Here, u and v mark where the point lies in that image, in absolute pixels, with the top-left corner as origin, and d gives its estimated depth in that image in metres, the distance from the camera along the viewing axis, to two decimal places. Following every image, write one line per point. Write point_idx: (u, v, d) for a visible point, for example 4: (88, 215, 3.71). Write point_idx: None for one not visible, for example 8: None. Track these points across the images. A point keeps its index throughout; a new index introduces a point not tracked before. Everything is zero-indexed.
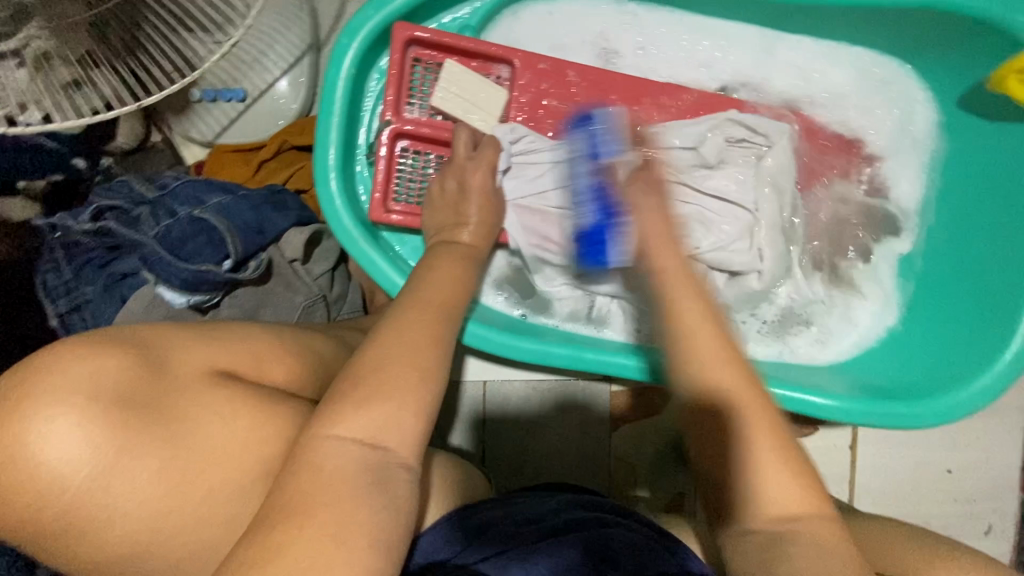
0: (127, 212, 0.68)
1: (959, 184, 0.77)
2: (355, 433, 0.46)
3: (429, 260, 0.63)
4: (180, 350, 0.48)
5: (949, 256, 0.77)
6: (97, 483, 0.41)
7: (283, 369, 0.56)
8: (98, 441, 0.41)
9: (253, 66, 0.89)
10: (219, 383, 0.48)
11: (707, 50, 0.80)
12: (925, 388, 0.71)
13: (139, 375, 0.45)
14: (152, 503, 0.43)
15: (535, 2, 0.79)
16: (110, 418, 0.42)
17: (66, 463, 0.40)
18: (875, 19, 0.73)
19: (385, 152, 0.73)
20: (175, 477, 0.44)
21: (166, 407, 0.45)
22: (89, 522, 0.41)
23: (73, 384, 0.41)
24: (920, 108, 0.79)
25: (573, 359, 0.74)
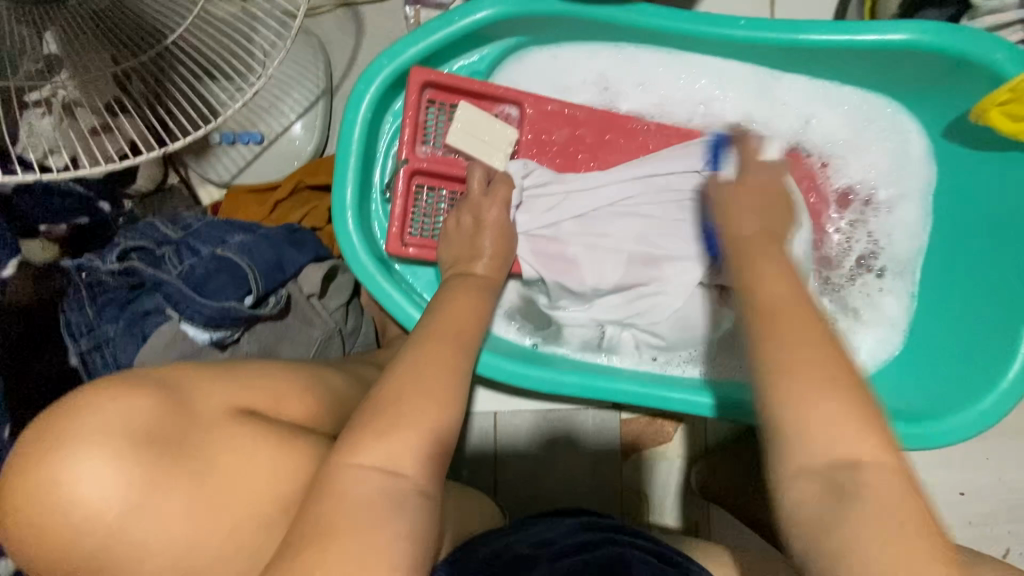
0: (152, 252, 0.70)
1: (945, 204, 0.81)
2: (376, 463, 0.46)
3: (446, 292, 0.65)
4: (205, 386, 0.49)
5: (946, 274, 0.80)
6: (130, 518, 0.41)
7: (301, 403, 0.56)
8: (129, 476, 0.41)
9: (270, 110, 0.93)
10: (243, 418, 0.49)
11: (703, 90, 0.84)
12: (945, 405, 0.72)
13: (168, 411, 0.45)
14: (182, 535, 0.44)
15: (538, 49, 0.83)
16: (140, 452, 0.42)
17: (100, 498, 0.40)
18: (862, 59, 0.77)
19: (402, 189, 0.76)
20: (202, 511, 0.45)
21: (192, 442, 0.45)
22: (115, 558, 0.41)
23: (104, 420, 0.42)
24: (907, 140, 0.82)
25: (584, 387, 0.76)
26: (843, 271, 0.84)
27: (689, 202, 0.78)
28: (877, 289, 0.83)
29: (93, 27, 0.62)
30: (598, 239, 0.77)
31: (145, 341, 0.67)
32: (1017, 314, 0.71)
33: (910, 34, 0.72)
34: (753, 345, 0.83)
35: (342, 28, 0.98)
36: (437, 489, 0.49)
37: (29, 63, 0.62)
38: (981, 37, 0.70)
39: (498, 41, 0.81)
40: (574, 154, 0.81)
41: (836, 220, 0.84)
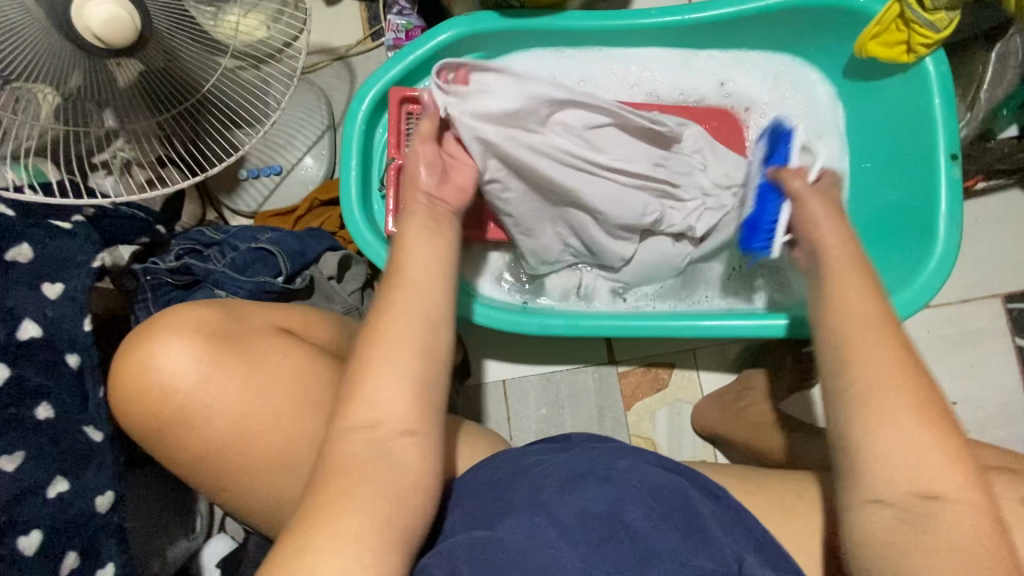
0: (201, 253, 0.87)
1: (855, 132, 0.94)
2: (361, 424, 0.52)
3: (416, 232, 0.62)
4: (257, 310, 0.64)
5: (869, 189, 0.93)
6: (199, 388, 0.56)
7: (326, 333, 0.69)
8: (200, 356, 0.56)
9: (285, 147, 1.12)
10: (283, 332, 0.63)
11: (635, 72, 1.01)
12: (893, 286, 0.82)
13: (227, 321, 0.60)
14: (239, 405, 0.57)
15: (495, 61, 1.01)
16: (207, 341, 0.57)
17: (178, 371, 0.55)
18: (761, 24, 0.93)
19: (393, 183, 0.92)
20: (252, 391, 0.57)
21: (244, 342, 0.59)
22: (192, 416, 0.56)
23: (184, 319, 0.58)
24: (813, 87, 0.97)
25: (571, 326, 0.90)
26: None
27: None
28: None
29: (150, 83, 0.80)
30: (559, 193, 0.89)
31: None
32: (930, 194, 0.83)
33: None
34: (710, 277, 0.98)
35: (338, 77, 1.19)
36: None
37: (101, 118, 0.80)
38: None
39: (461, 58, 0.99)
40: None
41: None
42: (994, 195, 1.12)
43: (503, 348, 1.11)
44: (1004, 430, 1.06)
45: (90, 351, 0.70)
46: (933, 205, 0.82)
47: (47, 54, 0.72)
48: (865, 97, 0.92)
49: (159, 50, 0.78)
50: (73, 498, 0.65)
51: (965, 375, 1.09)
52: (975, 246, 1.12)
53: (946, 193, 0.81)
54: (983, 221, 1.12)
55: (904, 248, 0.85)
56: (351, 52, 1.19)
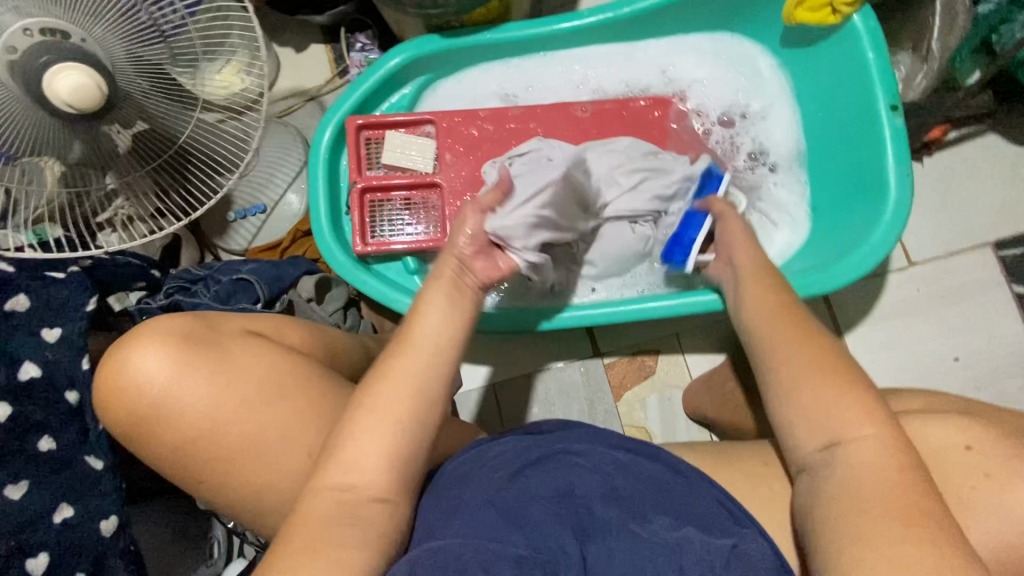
0: (189, 289, 0.94)
1: (808, 102, 0.95)
2: (331, 480, 0.56)
3: (433, 290, 0.66)
4: (228, 318, 0.69)
5: (824, 152, 0.93)
6: (173, 385, 0.61)
7: (296, 337, 0.73)
8: (175, 356, 0.61)
9: (267, 186, 1.20)
10: (252, 336, 0.67)
11: (579, 72, 1.05)
12: (844, 249, 0.84)
13: (200, 325, 0.66)
14: (209, 403, 0.61)
15: (446, 79, 1.07)
16: (182, 343, 0.62)
17: (155, 370, 0.60)
18: (691, 8, 0.96)
19: (357, 204, 0.97)
20: (224, 388, 0.62)
21: (217, 344, 0.64)
22: (169, 416, 0.61)
23: (163, 323, 0.63)
24: (757, 60, 0.99)
25: (541, 323, 0.93)
26: (749, 175, 0.96)
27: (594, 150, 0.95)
28: (774, 180, 0.96)
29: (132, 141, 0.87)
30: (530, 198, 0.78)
31: None
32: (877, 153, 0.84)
33: None
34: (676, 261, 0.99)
35: (312, 115, 1.27)
36: None
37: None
38: None
39: (414, 81, 1.05)
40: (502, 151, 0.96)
41: (720, 135, 0.99)
42: (968, 143, 1.09)
43: (488, 352, 1.14)
44: (1009, 384, 1.03)
45: (89, 386, 0.76)
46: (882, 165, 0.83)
47: (32, 126, 0.79)
48: (808, 63, 0.94)
49: (134, 110, 0.85)
50: (79, 522, 0.71)
51: (963, 330, 1.05)
52: (960, 198, 1.09)
53: (893, 145, 0.82)
54: (961, 170, 1.09)
55: (860, 206, 0.86)
56: (322, 92, 1.27)
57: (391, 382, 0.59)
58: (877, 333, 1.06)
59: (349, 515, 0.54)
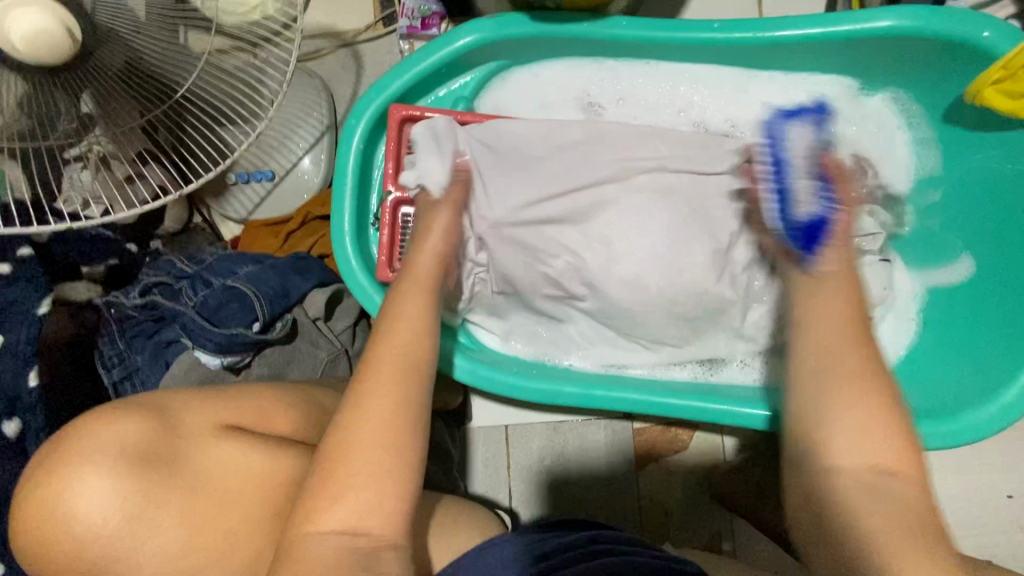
0: (171, 286, 0.77)
1: (962, 244, 0.77)
2: (337, 523, 0.48)
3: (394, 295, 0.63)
4: (191, 408, 0.56)
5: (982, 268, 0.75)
6: (125, 530, 0.48)
7: (286, 420, 0.63)
8: (121, 494, 0.48)
9: (279, 149, 1.00)
10: (228, 435, 0.56)
11: (683, 94, 0.84)
12: (957, 403, 0.70)
13: (155, 431, 0.52)
14: (181, 539, 0.50)
15: (520, 69, 0.85)
16: (131, 472, 0.49)
17: (95, 515, 0.47)
18: (838, 49, 0.77)
19: (389, 219, 0.80)
20: (198, 520, 0.52)
21: (178, 462, 0.52)
22: (121, 563, 0.48)
23: (98, 443, 0.49)
24: (906, 129, 0.80)
25: (583, 398, 0.77)
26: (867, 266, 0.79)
27: (697, 205, 0.75)
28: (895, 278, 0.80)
29: (124, 87, 0.68)
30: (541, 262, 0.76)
31: (168, 368, 0.74)
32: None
33: (898, 20, 0.71)
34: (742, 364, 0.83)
35: (343, 66, 1.05)
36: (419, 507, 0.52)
37: (65, 124, 0.67)
38: (956, 22, 0.70)
39: (480, 67, 0.84)
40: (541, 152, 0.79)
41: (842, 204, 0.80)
42: None
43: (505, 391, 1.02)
44: None
45: None
46: None
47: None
48: (981, 149, 0.76)
49: (118, 52, 0.65)
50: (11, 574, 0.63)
51: None
52: None
53: None
54: None
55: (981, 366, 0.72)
56: (359, 39, 1.03)
57: (364, 406, 0.52)
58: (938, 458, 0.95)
59: (364, 567, 0.47)
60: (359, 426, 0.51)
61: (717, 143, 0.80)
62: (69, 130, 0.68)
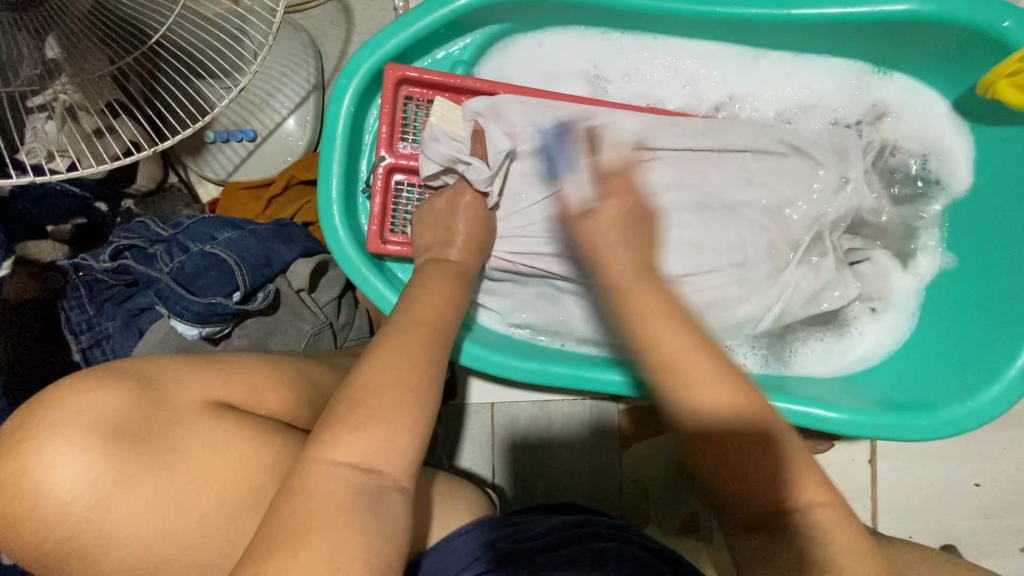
0: (145, 250, 0.72)
1: (952, 245, 0.78)
2: (354, 456, 0.47)
3: (419, 280, 0.65)
4: (179, 381, 0.53)
5: (977, 268, 0.75)
6: (98, 507, 0.45)
7: (276, 398, 0.59)
8: (99, 469, 0.45)
9: (262, 107, 0.94)
10: (216, 412, 0.53)
11: (690, 70, 0.81)
12: (940, 399, 0.71)
13: (140, 406, 0.49)
14: (150, 525, 0.47)
15: (522, 34, 0.81)
16: (109, 447, 0.46)
17: (68, 489, 0.44)
18: (851, 33, 0.75)
19: (381, 186, 0.76)
20: (172, 503, 0.48)
21: (161, 439, 0.49)
22: (94, 538, 0.46)
23: (78, 415, 0.46)
24: (913, 119, 0.79)
25: (575, 379, 0.76)
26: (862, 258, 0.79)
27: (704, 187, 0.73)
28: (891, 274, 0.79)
29: (93, 27, 0.63)
30: (541, 242, 0.76)
31: (142, 336, 0.71)
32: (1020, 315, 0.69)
33: (911, 4, 0.69)
34: None
35: (332, 21, 0.99)
36: (413, 483, 0.50)
37: (28, 68, 0.61)
38: (974, 7, 0.68)
39: (480, 30, 0.79)
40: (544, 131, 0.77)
41: None
42: None
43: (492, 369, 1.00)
44: (1017, 520, 0.97)
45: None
46: None
47: None
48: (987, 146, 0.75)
49: None
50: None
51: (997, 457, 0.97)
52: None
53: None
54: None
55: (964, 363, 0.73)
56: None
57: (370, 379, 0.50)
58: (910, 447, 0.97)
59: (372, 503, 0.46)
60: (372, 382, 0.50)
61: (721, 124, 0.78)
62: (31, 76, 0.62)
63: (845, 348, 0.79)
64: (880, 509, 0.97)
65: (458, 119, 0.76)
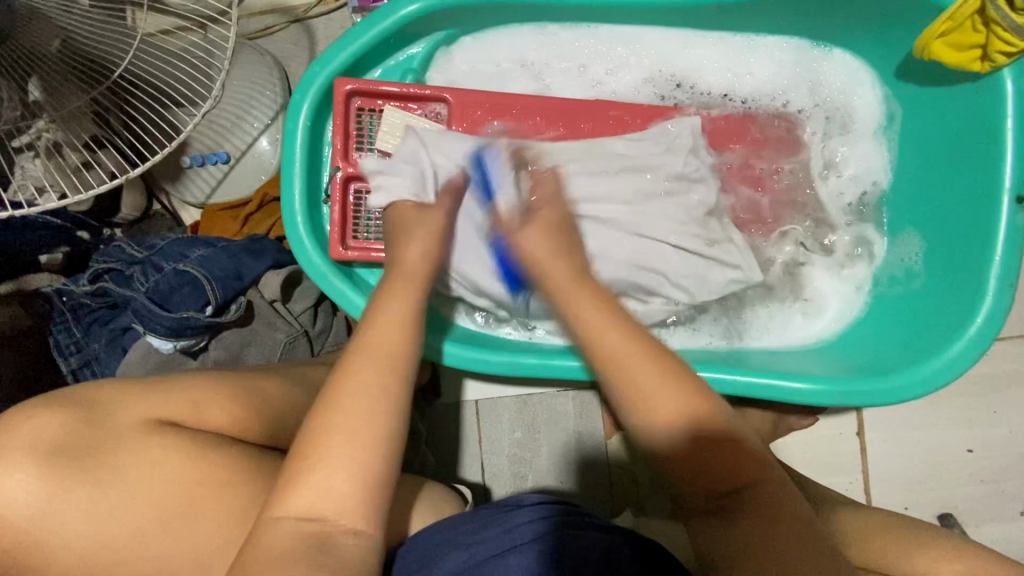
0: (123, 272, 0.77)
1: (896, 215, 0.79)
2: (302, 491, 0.49)
3: (383, 293, 0.62)
4: (123, 401, 0.56)
5: (926, 236, 0.76)
6: (44, 521, 0.50)
7: (233, 410, 0.62)
8: (42, 487, 0.50)
9: (233, 130, 0.98)
10: (157, 430, 0.56)
11: (630, 57, 0.83)
12: (898, 364, 0.70)
13: (79, 426, 0.53)
14: (90, 530, 0.51)
15: (466, 38, 0.84)
16: (47, 465, 0.51)
17: (18, 501, 0.49)
18: (782, 9, 0.76)
19: (338, 195, 0.79)
20: (110, 516, 0.52)
21: (101, 456, 0.53)
22: (52, 542, 0.50)
23: (23, 438, 0.51)
24: (858, 88, 0.80)
25: (542, 368, 0.76)
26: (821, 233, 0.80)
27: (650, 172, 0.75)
28: (856, 243, 0.80)
29: (62, 65, 0.66)
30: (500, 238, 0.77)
31: (125, 354, 0.75)
32: (963, 282, 0.70)
33: None
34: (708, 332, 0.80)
35: (295, 42, 1.02)
36: (366, 487, 0.52)
37: (8, 111, 0.65)
38: None
39: (427, 37, 0.82)
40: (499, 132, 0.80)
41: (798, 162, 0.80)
42: None
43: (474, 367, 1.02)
44: (1014, 484, 0.95)
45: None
46: (980, 275, 0.68)
47: None
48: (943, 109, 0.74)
49: (50, 33, 0.63)
50: None
51: (987, 421, 0.96)
52: None
53: (999, 261, 0.67)
54: None
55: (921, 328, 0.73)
56: (310, 13, 1.01)
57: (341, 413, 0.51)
58: (896, 416, 0.96)
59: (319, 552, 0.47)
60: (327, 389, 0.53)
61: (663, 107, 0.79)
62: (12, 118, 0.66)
63: (808, 326, 0.79)
64: (873, 481, 0.96)
65: (409, 127, 0.79)
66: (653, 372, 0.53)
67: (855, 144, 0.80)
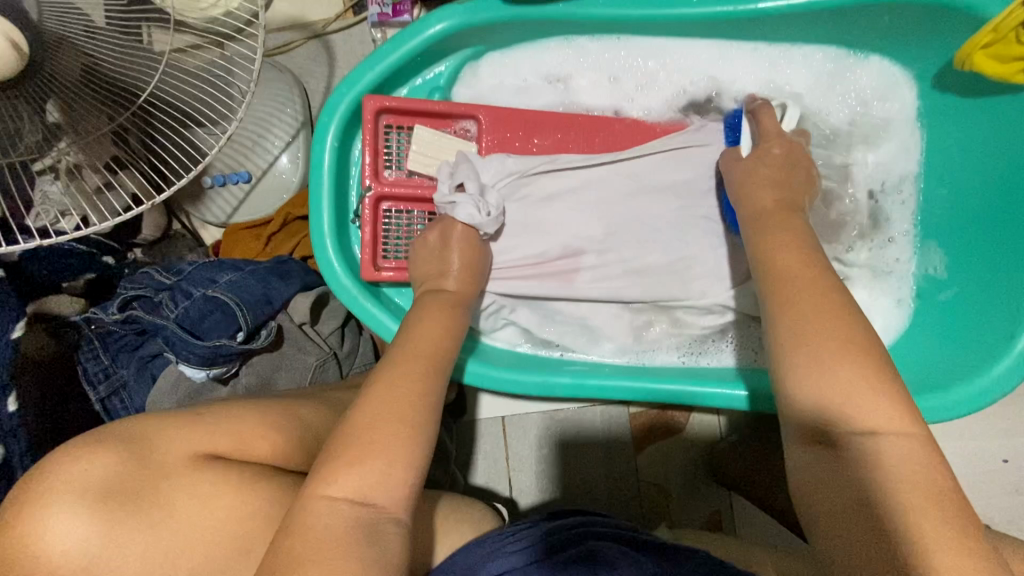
0: (152, 299, 0.76)
1: (935, 227, 0.78)
2: (349, 491, 0.48)
3: (417, 311, 0.66)
4: (167, 435, 0.55)
5: (968, 249, 0.75)
6: (94, 566, 0.49)
7: (271, 441, 0.61)
8: (92, 531, 0.48)
9: (254, 149, 0.97)
10: (206, 465, 0.55)
11: (660, 70, 0.82)
12: (946, 380, 0.69)
13: (129, 465, 0.52)
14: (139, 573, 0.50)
15: (492, 54, 0.83)
16: (99, 508, 0.49)
17: (71, 547, 0.48)
18: (817, 20, 0.75)
19: (369, 215, 0.78)
20: (158, 557, 0.51)
21: (151, 497, 0.52)
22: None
23: (71, 479, 0.49)
24: (892, 98, 0.79)
25: (576, 387, 0.75)
26: (856, 245, 0.79)
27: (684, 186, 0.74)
28: (891, 255, 0.79)
29: (85, 89, 0.64)
30: (531, 256, 0.77)
31: (155, 382, 0.74)
32: (1010, 295, 0.69)
33: None
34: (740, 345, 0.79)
35: (314, 59, 1.02)
36: (409, 515, 0.50)
37: (29, 136, 0.63)
38: None
39: (453, 55, 0.81)
40: (528, 149, 0.79)
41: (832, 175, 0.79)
42: None
43: None
44: None
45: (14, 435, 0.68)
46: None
47: None
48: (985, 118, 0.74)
49: (72, 57, 0.61)
50: None
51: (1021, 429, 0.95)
52: None
53: None
54: None
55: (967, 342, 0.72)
56: (328, 29, 1.00)
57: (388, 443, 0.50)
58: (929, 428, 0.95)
59: (367, 537, 0.46)
60: (372, 416, 0.52)
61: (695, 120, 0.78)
62: (33, 144, 0.64)
63: None
64: None
65: (438, 143, 0.78)
66: (814, 287, 0.54)
67: (888, 155, 0.79)
